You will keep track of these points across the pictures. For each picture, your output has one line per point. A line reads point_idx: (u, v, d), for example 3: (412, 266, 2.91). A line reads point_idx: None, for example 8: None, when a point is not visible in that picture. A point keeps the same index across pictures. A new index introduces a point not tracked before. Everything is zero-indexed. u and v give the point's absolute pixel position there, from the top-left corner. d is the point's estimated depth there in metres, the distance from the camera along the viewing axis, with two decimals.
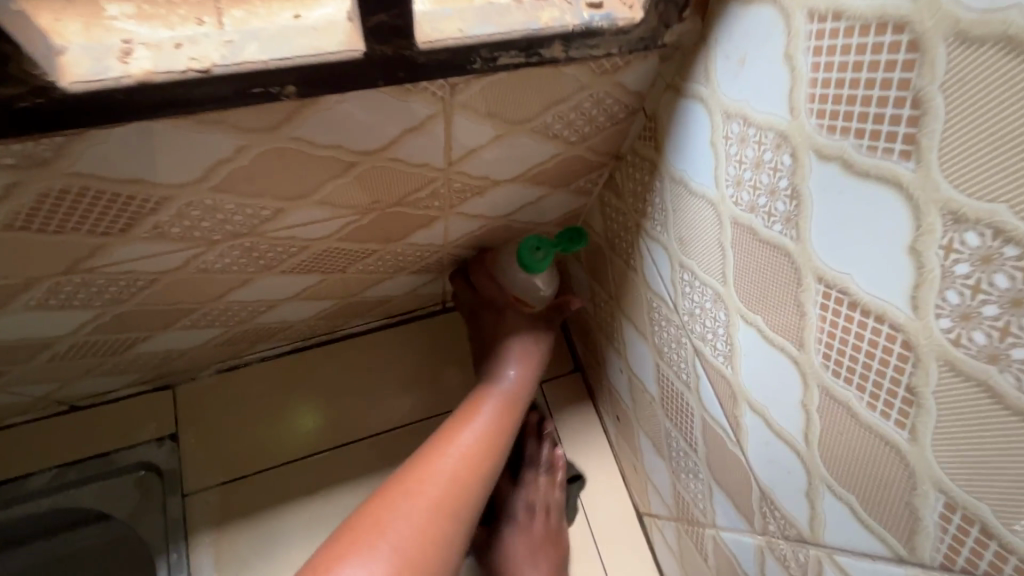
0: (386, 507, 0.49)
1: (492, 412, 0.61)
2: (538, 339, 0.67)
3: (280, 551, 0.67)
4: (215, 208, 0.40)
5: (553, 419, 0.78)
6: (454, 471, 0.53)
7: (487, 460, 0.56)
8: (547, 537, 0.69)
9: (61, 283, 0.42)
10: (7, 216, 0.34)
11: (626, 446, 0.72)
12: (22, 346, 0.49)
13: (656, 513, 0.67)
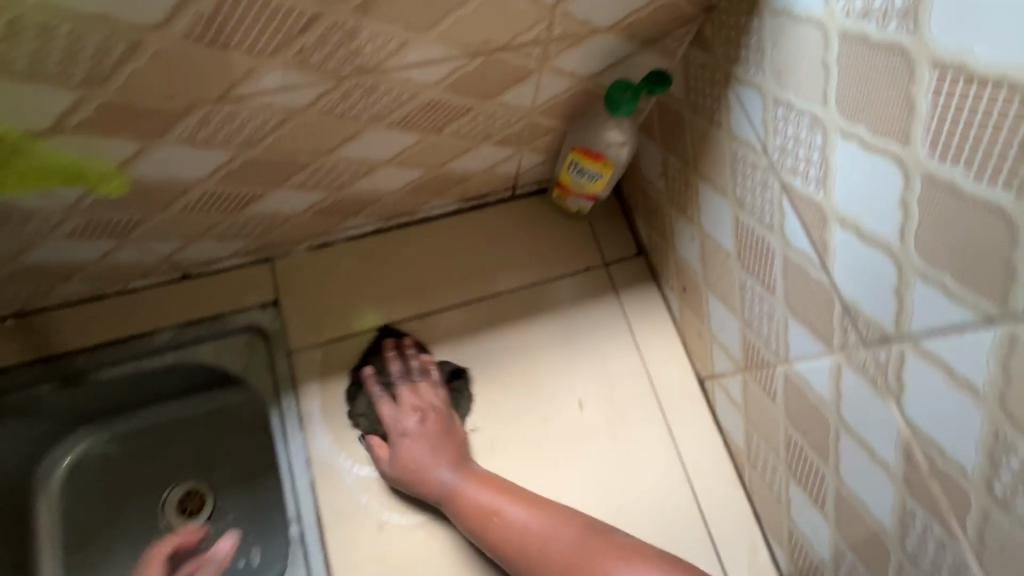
0: None
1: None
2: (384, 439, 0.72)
3: (376, 400, 0.75)
4: (353, 34, 0.44)
5: (618, 295, 0.83)
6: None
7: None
8: (443, 434, 0.72)
9: (213, 114, 0.47)
10: (190, 22, 0.38)
11: (692, 316, 0.77)
12: (166, 190, 0.55)
13: (721, 371, 0.72)
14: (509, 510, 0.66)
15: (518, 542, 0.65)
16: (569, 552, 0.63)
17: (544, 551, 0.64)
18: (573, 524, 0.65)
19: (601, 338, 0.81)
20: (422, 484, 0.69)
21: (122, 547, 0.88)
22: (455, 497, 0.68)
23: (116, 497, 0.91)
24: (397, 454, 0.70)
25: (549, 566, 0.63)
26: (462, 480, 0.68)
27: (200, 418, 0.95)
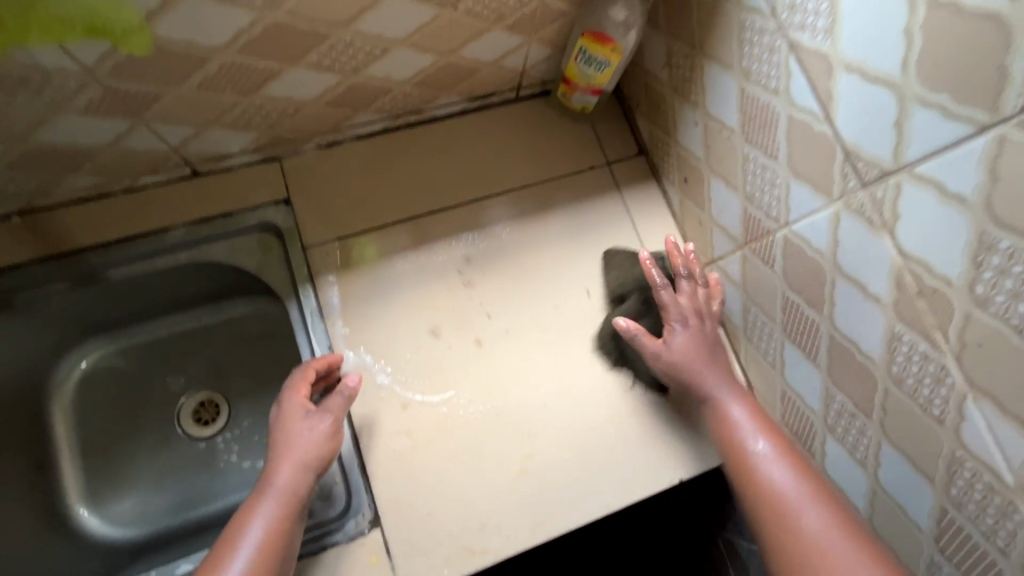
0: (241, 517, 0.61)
1: (273, 511, 0.61)
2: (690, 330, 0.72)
3: (395, 290, 0.77)
4: None
5: (621, 193, 0.86)
6: (267, 531, 0.60)
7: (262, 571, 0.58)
8: (714, 342, 0.72)
9: None
10: None
11: (693, 206, 0.81)
12: (186, 56, 0.58)
13: (721, 253, 0.77)
14: (777, 466, 0.63)
15: (745, 462, 0.65)
16: (776, 490, 0.62)
17: (765, 488, 0.63)
18: (789, 475, 0.63)
19: (605, 233, 0.84)
20: (692, 384, 0.70)
21: (143, 454, 0.90)
22: (760, 462, 0.64)
23: (131, 409, 0.92)
24: (676, 343, 0.71)
25: (768, 493, 0.62)
26: (735, 400, 0.69)
27: (209, 328, 0.95)
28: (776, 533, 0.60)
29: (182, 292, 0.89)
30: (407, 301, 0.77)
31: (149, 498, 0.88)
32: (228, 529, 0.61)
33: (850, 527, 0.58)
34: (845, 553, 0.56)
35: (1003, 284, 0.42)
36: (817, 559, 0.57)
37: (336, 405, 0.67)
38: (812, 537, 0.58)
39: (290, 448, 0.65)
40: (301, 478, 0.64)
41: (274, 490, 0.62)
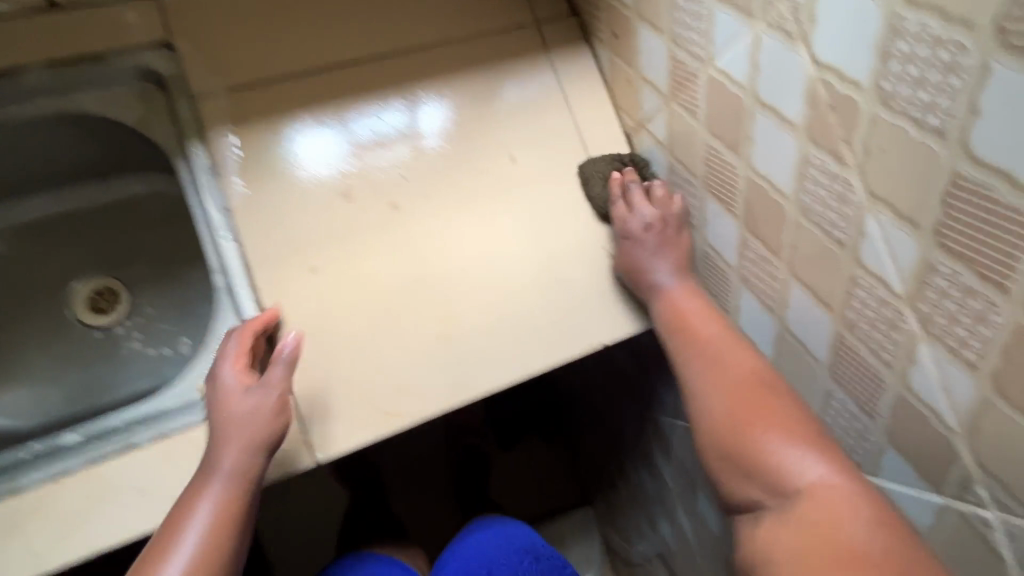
0: (162, 538, 0.55)
1: (214, 505, 0.57)
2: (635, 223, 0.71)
3: (302, 147, 0.70)
4: None
5: (550, 55, 0.81)
6: (206, 527, 0.56)
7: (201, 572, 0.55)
8: (672, 242, 0.71)
9: None
10: None
11: (623, 65, 0.77)
12: None
13: (649, 114, 0.74)
14: (715, 350, 0.64)
15: (690, 314, 0.67)
16: (727, 409, 0.60)
17: (702, 348, 0.64)
18: (761, 381, 0.60)
19: (533, 96, 0.79)
20: (638, 274, 0.71)
21: (31, 343, 0.83)
22: (710, 354, 0.64)
23: (12, 295, 0.83)
24: (621, 251, 0.73)
25: (700, 363, 0.64)
26: (676, 284, 0.69)
27: (100, 208, 0.86)
28: (681, 347, 0.66)
29: (57, 159, 0.79)
30: (314, 160, 0.71)
31: (39, 387, 0.81)
32: (154, 540, 0.56)
33: (793, 410, 0.57)
34: (766, 424, 0.57)
35: (909, 73, 0.41)
36: (745, 419, 0.58)
37: (279, 377, 0.61)
38: (738, 376, 0.61)
39: (219, 432, 0.59)
40: (246, 458, 0.58)
41: (221, 472, 0.58)
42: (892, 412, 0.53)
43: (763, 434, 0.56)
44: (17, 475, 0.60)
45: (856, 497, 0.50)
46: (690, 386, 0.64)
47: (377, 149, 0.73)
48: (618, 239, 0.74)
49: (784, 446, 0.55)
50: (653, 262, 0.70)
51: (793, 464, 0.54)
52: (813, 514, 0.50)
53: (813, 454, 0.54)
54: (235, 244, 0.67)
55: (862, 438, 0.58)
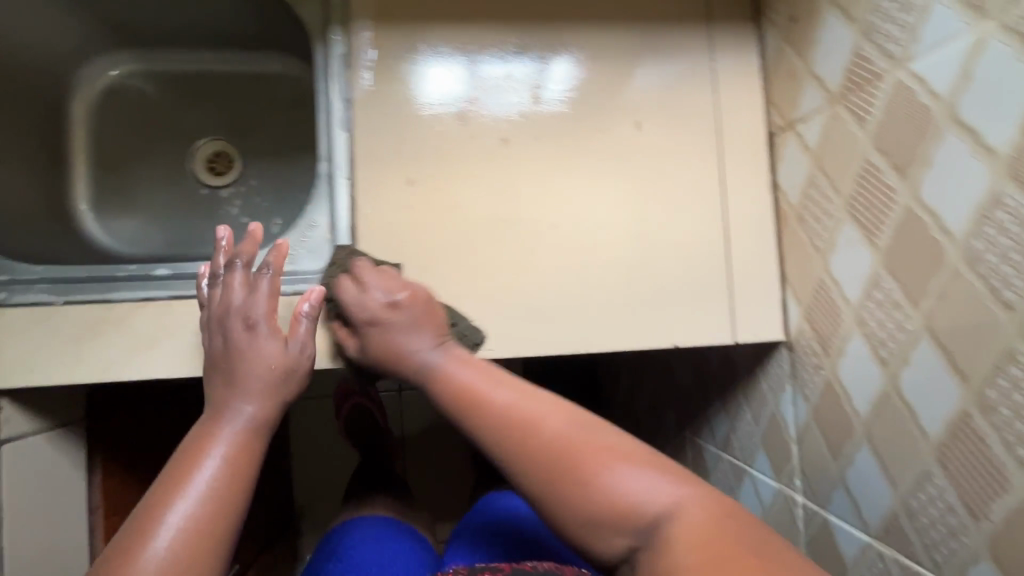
0: (116, 568, 0.44)
1: (228, 451, 0.53)
2: (413, 329, 0.60)
3: (431, 58, 0.69)
4: None
5: (709, 26, 0.73)
6: (220, 473, 0.51)
7: (214, 517, 0.49)
8: (428, 315, 0.61)
9: None
10: None
11: (791, 55, 0.68)
12: None
13: (804, 114, 0.66)
14: (500, 390, 0.54)
15: (469, 383, 0.55)
16: (545, 435, 0.50)
17: (494, 415, 0.52)
18: (564, 415, 0.51)
19: (677, 65, 0.72)
20: (399, 368, 0.61)
21: (153, 183, 0.90)
22: (488, 408, 0.52)
23: (149, 135, 0.90)
24: (375, 340, 0.61)
25: (508, 428, 0.51)
26: (447, 358, 0.59)
27: (239, 78, 0.91)
28: (472, 420, 0.53)
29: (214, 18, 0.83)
30: (441, 75, 0.69)
31: (152, 223, 0.89)
32: (143, 506, 0.49)
33: (596, 427, 0.51)
34: (582, 453, 0.48)
35: None
36: (581, 455, 0.48)
37: (303, 330, 0.62)
38: (557, 437, 0.49)
39: (233, 375, 0.58)
40: (268, 402, 0.57)
41: (239, 421, 0.55)
42: (1005, 518, 0.44)
43: (603, 467, 0.47)
44: (109, 288, 0.65)
45: (707, 502, 0.45)
46: (484, 427, 0.52)
47: (484, 100, 0.69)
48: (441, 344, 0.60)
49: (629, 473, 0.47)
50: (422, 341, 0.60)
51: (656, 500, 0.46)
52: (694, 536, 0.43)
53: (641, 471, 0.47)
54: (348, 136, 0.68)
55: (952, 537, 0.49)
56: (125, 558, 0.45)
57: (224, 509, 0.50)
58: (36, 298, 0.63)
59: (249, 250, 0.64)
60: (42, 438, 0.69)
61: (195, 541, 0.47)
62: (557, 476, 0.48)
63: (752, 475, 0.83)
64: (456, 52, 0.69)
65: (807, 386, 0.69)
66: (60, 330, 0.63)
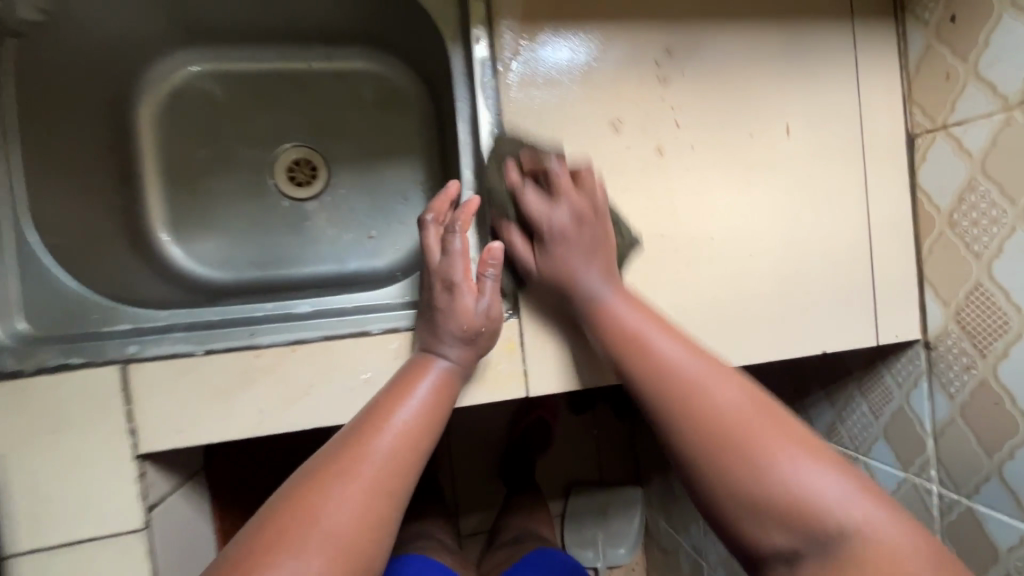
0: (342, 459, 0.49)
1: (433, 385, 0.57)
2: (595, 253, 0.61)
3: (579, 63, 0.64)
4: None
5: (852, 22, 0.70)
6: (427, 403, 0.55)
7: (419, 436, 0.54)
8: (600, 242, 0.61)
9: None
10: None
11: (946, 54, 0.66)
12: None
13: (962, 117, 0.65)
14: (661, 339, 0.57)
15: (633, 329, 0.57)
16: (718, 411, 0.51)
17: (672, 372, 0.54)
18: (745, 394, 0.52)
19: (822, 66, 0.70)
20: (569, 279, 0.60)
21: (228, 198, 0.80)
22: (654, 364, 0.55)
23: (220, 141, 0.80)
24: (548, 252, 0.61)
25: (662, 383, 0.54)
26: (614, 294, 0.60)
27: (315, 75, 0.82)
28: (640, 368, 0.56)
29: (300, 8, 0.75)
30: (591, 79, 0.64)
31: (234, 243, 0.79)
32: (368, 409, 0.54)
33: (768, 412, 0.51)
34: (771, 441, 0.49)
35: None
36: (745, 436, 0.50)
37: (488, 288, 0.60)
38: (728, 411, 0.51)
39: (436, 322, 0.59)
40: (467, 347, 0.59)
41: (445, 361, 0.58)
42: None
43: (776, 458, 0.48)
44: (256, 332, 0.58)
45: (922, 533, 0.46)
46: (647, 393, 0.55)
47: (567, 109, 0.64)
48: (551, 243, 0.61)
49: (806, 469, 0.48)
50: (592, 274, 0.60)
51: (824, 495, 0.47)
52: (872, 563, 0.44)
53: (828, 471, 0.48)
54: (496, 151, 0.63)
55: None
56: (354, 448, 0.50)
57: (426, 435, 0.54)
58: (176, 350, 0.56)
59: (440, 212, 0.62)
60: (178, 495, 0.62)
61: (407, 450, 0.52)
62: (709, 441, 0.50)
63: (866, 462, 0.86)
64: (503, 58, 0.63)
65: (952, 383, 0.71)
66: (206, 384, 0.56)
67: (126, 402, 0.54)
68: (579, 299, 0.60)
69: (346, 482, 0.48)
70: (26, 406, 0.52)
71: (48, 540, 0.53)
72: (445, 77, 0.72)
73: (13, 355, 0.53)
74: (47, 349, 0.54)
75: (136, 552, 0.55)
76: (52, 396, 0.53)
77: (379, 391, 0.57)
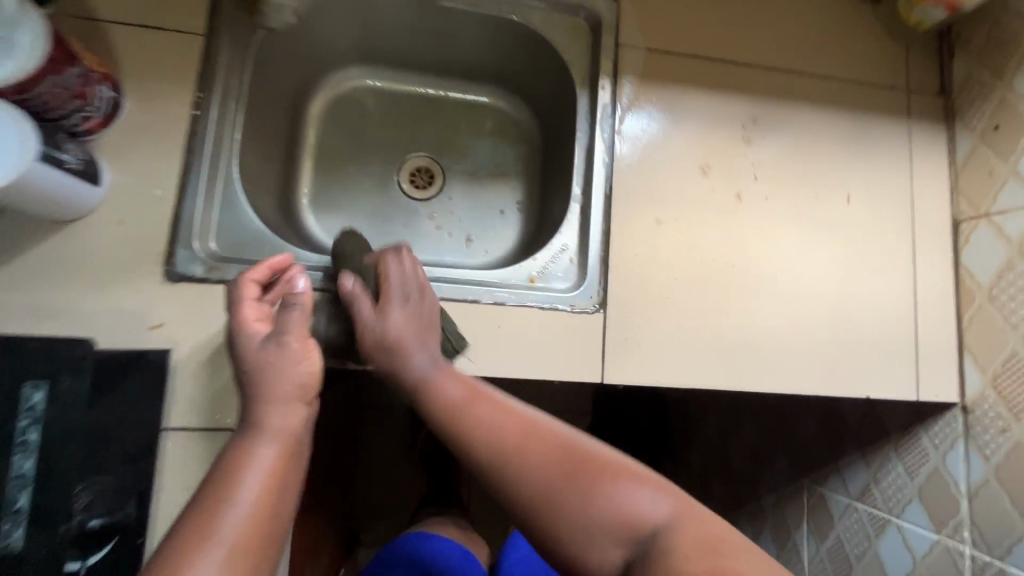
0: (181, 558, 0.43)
1: (272, 458, 0.51)
2: (424, 309, 0.65)
3: (680, 118, 0.78)
4: None
5: (908, 122, 0.83)
6: (266, 476, 0.50)
7: (270, 510, 0.48)
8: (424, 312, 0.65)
9: None
10: None
11: (989, 155, 0.78)
12: None
13: (1001, 208, 0.76)
14: (485, 404, 0.57)
15: (459, 401, 0.57)
16: (551, 456, 0.51)
17: (531, 456, 0.51)
18: (564, 446, 0.52)
19: (880, 154, 0.82)
20: (399, 354, 0.63)
21: (358, 188, 0.93)
22: (497, 431, 0.54)
23: (362, 143, 0.95)
24: (381, 317, 0.64)
25: (484, 449, 0.53)
26: (435, 369, 0.61)
27: (447, 102, 0.98)
28: (496, 459, 0.52)
29: (454, 52, 0.91)
30: (688, 131, 0.78)
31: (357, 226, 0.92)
32: (187, 510, 0.47)
33: (584, 443, 0.52)
34: (586, 473, 0.49)
35: None
36: (575, 475, 0.49)
37: (295, 321, 0.57)
38: (552, 458, 0.51)
39: (258, 382, 0.55)
40: (300, 410, 0.55)
41: (272, 429, 0.53)
42: None
43: (607, 489, 0.49)
44: None
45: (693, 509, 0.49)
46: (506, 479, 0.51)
47: (666, 152, 0.77)
48: (387, 309, 0.65)
49: (630, 491, 0.49)
50: (421, 353, 0.62)
51: (659, 511, 0.48)
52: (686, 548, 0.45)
53: (645, 487, 0.49)
54: (604, 175, 0.76)
55: None
56: (196, 536, 0.44)
57: (279, 503, 0.49)
58: None
59: (263, 271, 0.62)
60: None
61: (258, 525, 0.47)
62: (556, 490, 0.49)
63: (899, 525, 0.89)
64: (602, 112, 0.77)
65: (987, 446, 0.77)
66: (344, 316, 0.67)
67: None
68: (401, 376, 0.62)
69: None
70: (203, 308, 0.63)
71: (195, 422, 0.60)
72: (563, 117, 0.87)
73: (202, 265, 0.65)
74: (230, 266, 0.66)
75: None
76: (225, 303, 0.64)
77: (203, 481, 0.49)
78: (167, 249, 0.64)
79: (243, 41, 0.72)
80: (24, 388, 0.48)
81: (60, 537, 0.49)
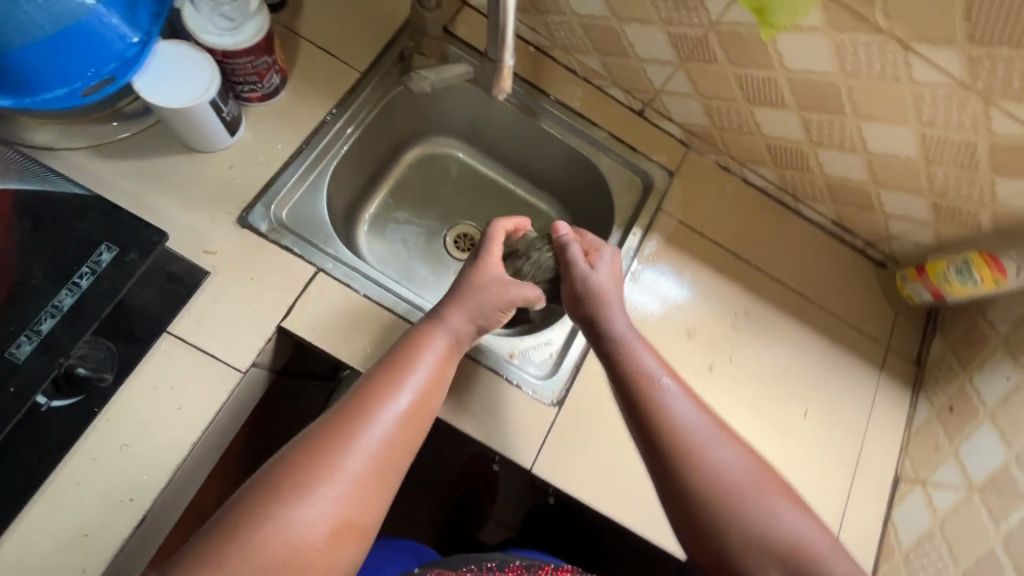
0: (354, 420, 0.58)
1: (429, 363, 0.65)
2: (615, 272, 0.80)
3: (687, 284, 0.90)
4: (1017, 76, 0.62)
5: (880, 374, 0.92)
6: (425, 378, 0.63)
7: (428, 397, 0.63)
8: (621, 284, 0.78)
9: (867, 48, 0.68)
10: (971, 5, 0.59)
11: (940, 431, 0.86)
12: (744, 61, 0.78)
13: (938, 480, 0.83)
14: (703, 433, 0.64)
15: (686, 422, 0.64)
16: (761, 513, 0.60)
17: (750, 500, 0.60)
18: (737, 453, 0.64)
19: (847, 388, 0.91)
20: (621, 344, 0.71)
21: (411, 226, 1.07)
22: (717, 468, 0.62)
23: (433, 194, 1.10)
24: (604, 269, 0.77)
25: (710, 483, 0.61)
26: (660, 370, 0.68)
27: (514, 195, 1.12)
28: (710, 489, 0.61)
29: (536, 164, 1.07)
30: (690, 297, 0.90)
31: (397, 253, 1.04)
32: (375, 370, 0.63)
33: (786, 495, 0.62)
34: (800, 532, 0.59)
35: None
36: (789, 535, 0.59)
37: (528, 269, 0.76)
38: (762, 513, 0.60)
39: (447, 302, 0.71)
40: (471, 322, 0.70)
41: (445, 335, 0.68)
42: None
43: (808, 542, 0.59)
44: (397, 306, 0.80)
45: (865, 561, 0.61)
46: (717, 508, 0.60)
47: (663, 304, 0.89)
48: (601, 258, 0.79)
49: (827, 545, 0.59)
50: (645, 353, 0.70)
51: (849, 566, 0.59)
52: None
53: (798, 510, 0.61)
54: None
55: None
56: (364, 412, 0.58)
57: (432, 391, 0.64)
58: (351, 282, 0.79)
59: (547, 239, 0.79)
60: (264, 373, 0.79)
61: (420, 403, 0.62)
62: (774, 549, 0.59)
63: None
64: (623, 253, 0.91)
65: None
66: (353, 312, 0.78)
67: (299, 292, 0.77)
68: (631, 375, 0.68)
69: (363, 441, 0.57)
70: (249, 255, 0.76)
71: (189, 338, 0.71)
72: (596, 244, 1.01)
73: (267, 224, 0.78)
74: (286, 234, 0.79)
75: (224, 383, 0.71)
76: (267, 259, 0.77)
77: (379, 364, 0.64)
78: (249, 202, 0.78)
79: (387, 85, 0.91)
80: (100, 246, 0.63)
81: (51, 369, 0.58)
